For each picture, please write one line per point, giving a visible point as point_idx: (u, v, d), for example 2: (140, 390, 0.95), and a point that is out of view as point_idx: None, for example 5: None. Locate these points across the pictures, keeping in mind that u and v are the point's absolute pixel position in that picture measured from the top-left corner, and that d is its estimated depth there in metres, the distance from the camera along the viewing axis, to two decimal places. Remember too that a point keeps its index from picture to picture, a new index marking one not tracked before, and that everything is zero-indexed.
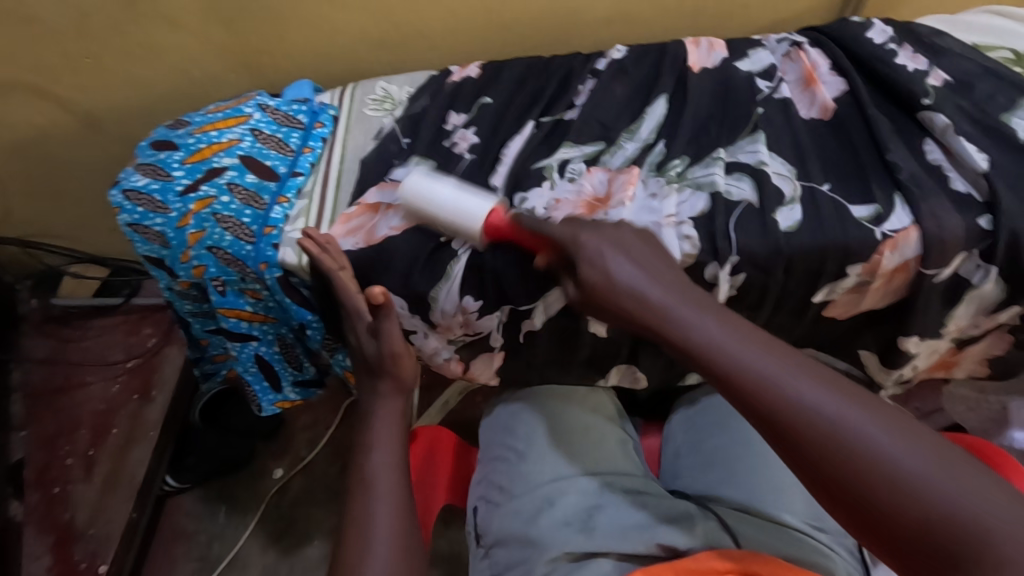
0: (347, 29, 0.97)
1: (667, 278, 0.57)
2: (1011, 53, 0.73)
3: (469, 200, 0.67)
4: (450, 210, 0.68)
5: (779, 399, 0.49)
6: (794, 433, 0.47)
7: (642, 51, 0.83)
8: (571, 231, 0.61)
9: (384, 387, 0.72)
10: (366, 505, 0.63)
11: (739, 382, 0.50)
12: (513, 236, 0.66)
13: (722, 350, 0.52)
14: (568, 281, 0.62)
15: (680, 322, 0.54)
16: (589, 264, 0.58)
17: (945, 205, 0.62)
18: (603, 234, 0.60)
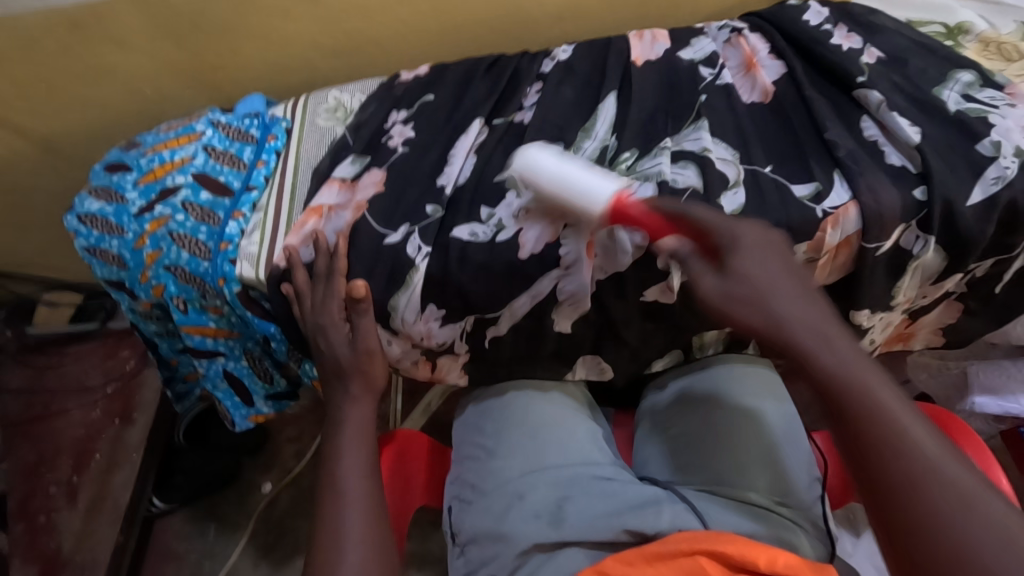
0: (298, 41, 0.97)
1: (791, 283, 0.53)
2: (943, 26, 0.75)
3: (593, 181, 0.63)
4: (582, 185, 0.63)
5: (903, 449, 0.47)
6: (906, 493, 0.46)
7: (588, 47, 0.84)
8: (733, 228, 0.56)
9: (353, 390, 0.72)
10: (336, 511, 0.64)
11: (867, 427, 0.48)
12: (636, 219, 0.61)
13: (848, 377, 0.50)
14: (706, 267, 0.56)
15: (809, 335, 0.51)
16: (747, 261, 0.54)
17: (881, 179, 0.64)
18: (760, 233, 0.56)
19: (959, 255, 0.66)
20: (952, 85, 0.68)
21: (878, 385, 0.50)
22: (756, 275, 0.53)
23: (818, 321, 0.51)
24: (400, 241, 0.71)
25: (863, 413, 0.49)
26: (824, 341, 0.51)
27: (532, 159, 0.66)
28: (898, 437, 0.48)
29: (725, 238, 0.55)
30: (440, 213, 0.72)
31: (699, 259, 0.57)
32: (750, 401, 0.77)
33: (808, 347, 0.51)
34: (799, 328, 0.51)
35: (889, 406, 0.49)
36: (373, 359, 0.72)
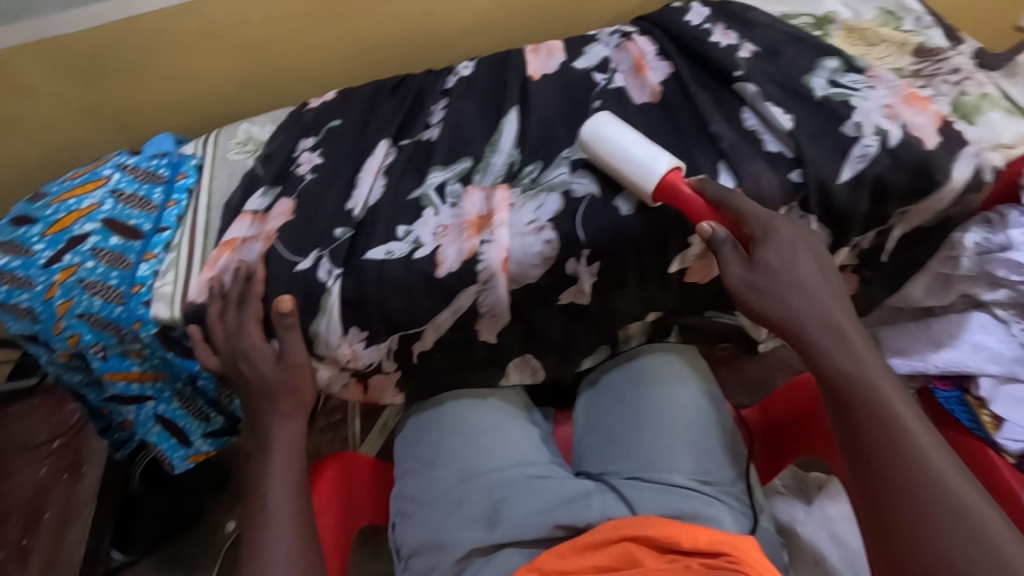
0: (206, 76, 0.96)
1: (816, 276, 0.62)
2: (812, 18, 0.80)
3: (652, 155, 0.67)
4: (635, 158, 0.67)
5: (888, 426, 0.55)
6: (881, 453, 0.55)
7: (488, 62, 0.86)
8: (767, 220, 0.64)
9: (284, 407, 0.72)
10: (262, 537, 0.64)
11: (859, 404, 0.57)
12: (681, 197, 0.66)
13: (845, 366, 0.58)
14: (738, 257, 0.63)
15: (826, 333, 0.60)
16: (773, 249, 0.63)
17: (761, 166, 0.68)
18: (795, 232, 0.64)
19: (840, 230, 0.70)
20: (820, 72, 0.72)
21: (891, 386, 0.57)
22: (786, 262, 0.62)
23: (830, 319, 0.60)
24: (311, 266, 0.72)
25: (860, 405, 0.57)
26: (834, 336, 0.60)
27: (607, 129, 0.70)
28: (896, 429, 0.55)
29: (757, 227, 0.64)
30: (350, 235, 0.73)
31: (732, 245, 0.64)
32: (672, 386, 0.81)
33: (818, 336, 0.60)
34: (855, 337, 0.60)
35: (893, 402, 0.56)
36: (303, 376, 0.73)
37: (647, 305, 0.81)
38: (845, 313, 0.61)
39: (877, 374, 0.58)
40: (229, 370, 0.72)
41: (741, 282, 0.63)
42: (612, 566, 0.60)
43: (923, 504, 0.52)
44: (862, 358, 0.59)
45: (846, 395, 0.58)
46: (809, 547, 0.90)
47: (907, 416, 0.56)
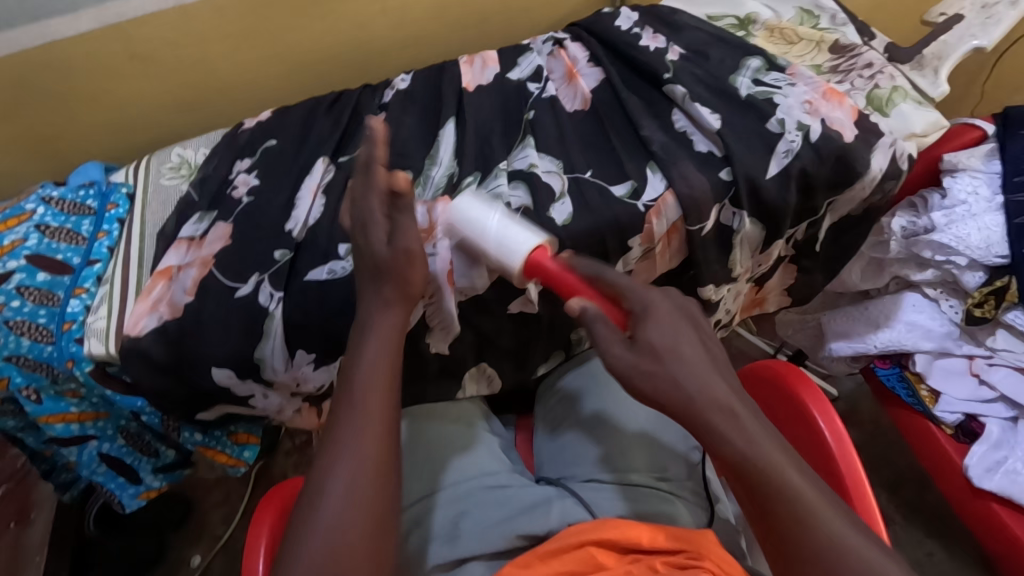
0: (136, 100, 0.93)
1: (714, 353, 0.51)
2: (735, 19, 0.83)
3: (514, 230, 0.63)
4: (495, 235, 0.63)
5: (799, 514, 0.46)
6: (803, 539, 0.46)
7: (424, 75, 0.86)
8: (648, 295, 0.52)
9: (388, 294, 0.59)
10: (344, 419, 0.54)
11: (767, 494, 0.47)
12: (551, 272, 0.60)
13: (745, 452, 0.48)
14: (608, 331, 0.51)
15: (727, 412, 0.48)
16: (658, 328, 0.50)
17: (691, 166, 0.70)
18: (678, 305, 0.52)
19: (772, 223, 0.73)
20: (744, 72, 0.75)
21: (825, 506, 0.47)
22: (679, 344, 0.50)
23: (722, 395, 0.49)
24: (252, 291, 0.70)
25: (795, 534, 0.46)
26: (728, 418, 0.48)
27: (466, 205, 0.67)
28: (852, 564, 0.45)
29: (638, 305, 0.52)
30: (289, 256, 0.71)
31: (607, 321, 0.52)
32: (622, 386, 0.82)
33: (713, 420, 0.48)
34: (767, 446, 0.48)
35: (831, 529, 0.46)
36: (412, 282, 0.59)
37: None
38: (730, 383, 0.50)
39: (803, 488, 0.47)
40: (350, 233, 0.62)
41: (633, 373, 0.49)
42: (575, 571, 0.59)
43: None
44: (774, 457, 0.48)
45: (774, 517, 0.47)
46: None
47: (855, 542, 0.46)
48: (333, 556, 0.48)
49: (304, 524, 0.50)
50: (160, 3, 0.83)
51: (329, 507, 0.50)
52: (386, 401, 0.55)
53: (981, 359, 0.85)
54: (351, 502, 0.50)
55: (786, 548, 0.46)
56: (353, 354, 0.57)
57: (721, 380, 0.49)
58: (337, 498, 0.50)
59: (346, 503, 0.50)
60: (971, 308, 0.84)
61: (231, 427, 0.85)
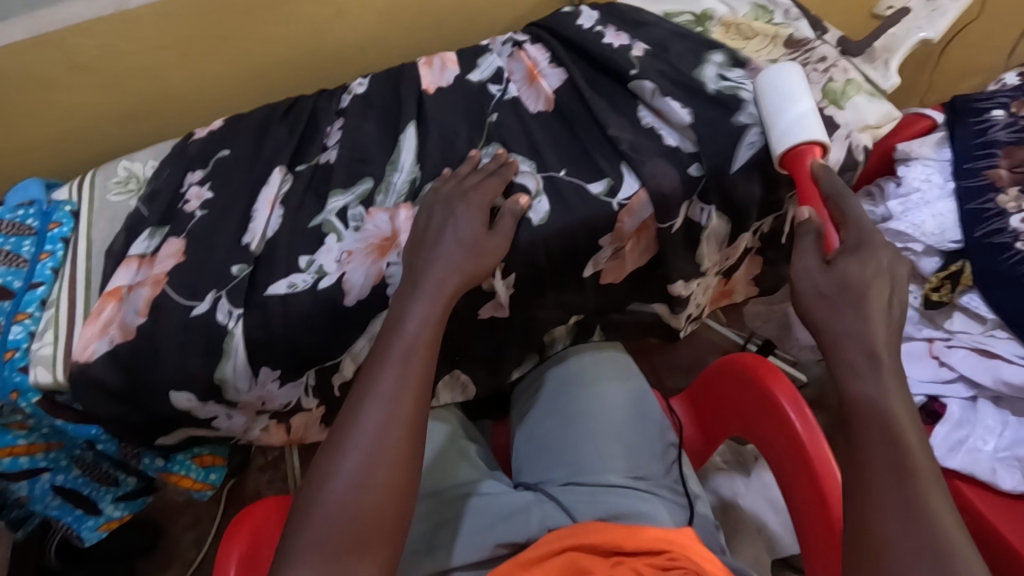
0: (76, 112, 0.88)
1: (872, 312, 0.53)
2: (692, 16, 0.84)
3: (796, 127, 0.67)
4: (789, 114, 0.68)
5: (894, 475, 0.46)
6: (885, 498, 0.46)
7: (383, 78, 0.84)
8: (865, 237, 0.58)
9: (462, 264, 0.63)
10: (380, 363, 0.57)
11: (870, 443, 0.48)
12: (801, 171, 0.67)
13: (881, 402, 0.49)
14: (813, 245, 0.58)
15: (865, 351, 0.51)
16: (856, 260, 0.56)
17: (662, 162, 0.71)
18: (889, 254, 0.57)
19: (739, 216, 0.75)
20: (708, 67, 0.75)
21: (933, 485, 0.46)
22: (867, 281, 0.54)
23: (869, 340, 0.52)
24: (209, 309, 0.67)
25: (885, 483, 0.46)
26: (871, 365, 0.51)
27: (781, 79, 0.69)
28: (926, 529, 0.44)
29: (854, 238, 0.59)
30: (248, 271, 0.69)
31: (814, 237, 0.59)
32: (599, 386, 0.82)
33: (856, 360, 0.51)
34: (898, 403, 0.49)
35: (929, 503, 0.45)
36: (485, 259, 0.64)
37: (568, 310, 0.82)
38: (889, 339, 0.52)
39: (914, 446, 0.47)
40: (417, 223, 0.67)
41: (823, 290, 0.56)
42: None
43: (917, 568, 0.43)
44: (899, 414, 0.49)
45: (869, 461, 0.47)
46: (749, 516, 0.93)
47: (945, 520, 0.44)
48: (356, 503, 0.51)
49: (328, 474, 0.52)
50: (99, 10, 0.79)
51: (353, 460, 0.52)
52: (424, 367, 0.57)
53: (940, 340, 0.87)
54: (379, 459, 0.53)
55: (863, 489, 0.47)
56: (400, 315, 0.60)
57: (884, 334, 0.52)
58: (362, 452, 0.53)
59: (378, 452, 0.53)
60: (929, 293, 0.86)
61: (194, 450, 0.81)
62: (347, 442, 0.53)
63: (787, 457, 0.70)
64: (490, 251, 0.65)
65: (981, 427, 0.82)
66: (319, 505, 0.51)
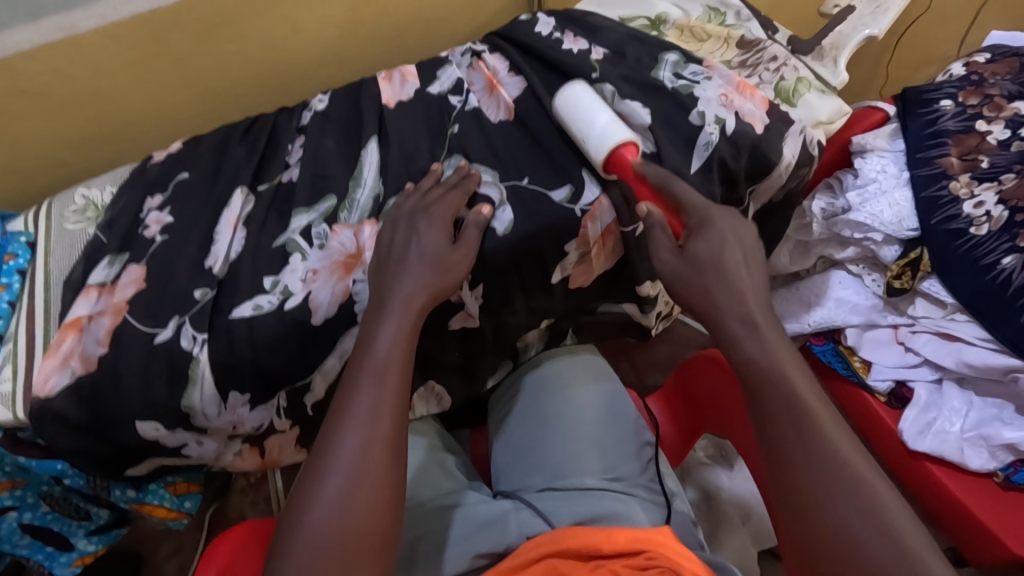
0: (30, 139, 0.86)
1: (753, 269, 0.62)
2: (647, 20, 0.85)
3: (607, 126, 0.69)
4: (588, 129, 0.70)
5: (807, 433, 0.52)
6: (791, 456, 0.52)
7: (342, 94, 0.84)
8: (705, 212, 0.65)
9: (426, 279, 0.63)
10: (353, 384, 0.57)
11: (773, 406, 0.54)
12: (629, 174, 0.69)
13: (771, 366, 0.56)
14: (660, 233, 0.65)
15: (736, 333, 0.58)
16: (703, 241, 0.63)
17: (624, 168, 0.72)
18: (732, 223, 0.64)
19: None
20: (664, 67, 0.77)
21: (832, 425, 0.53)
22: (718, 256, 0.62)
23: (741, 310, 0.59)
24: (173, 336, 0.66)
25: (793, 440, 0.52)
26: (749, 332, 0.58)
27: (578, 96, 0.72)
28: (840, 472, 0.50)
29: (695, 218, 0.65)
30: (211, 295, 0.68)
31: (662, 231, 0.65)
32: (573, 391, 0.82)
33: (735, 332, 0.58)
34: (790, 365, 0.56)
35: (831, 440, 0.52)
36: (451, 273, 0.65)
37: (538, 316, 0.83)
38: (757, 304, 0.60)
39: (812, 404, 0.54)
40: (381, 242, 0.67)
41: (671, 275, 0.63)
42: None
43: (835, 504, 0.50)
44: (783, 368, 0.56)
45: (775, 426, 0.54)
46: (734, 509, 0.94)
47: (850, 453, 0.51)
48: (340, 529, 0.50)
49: (310, 500, 0.52)
50: (47, 35, 0.77)
51: (333, 487, 0.52)
52: (399, 387, 0.57)
53: (905, 327, 0.90)
54: (359, 480, 0.52)
55: (779, 448, 0.53)
56: (371, 334, 0.60)
57: (754, 301, 0.60)
58: (344, 477, 0.52)
59: (355, 475, 0.52)
60: (891, 280, 0.89)
61: (168, 478, 0.80)
62: (327, 467, 0.53)
63: (761, 451, 0.70)
64: (456, 263, 0.65)
65: (949, 408, 0.84)
66: (302, 535, 0.50)
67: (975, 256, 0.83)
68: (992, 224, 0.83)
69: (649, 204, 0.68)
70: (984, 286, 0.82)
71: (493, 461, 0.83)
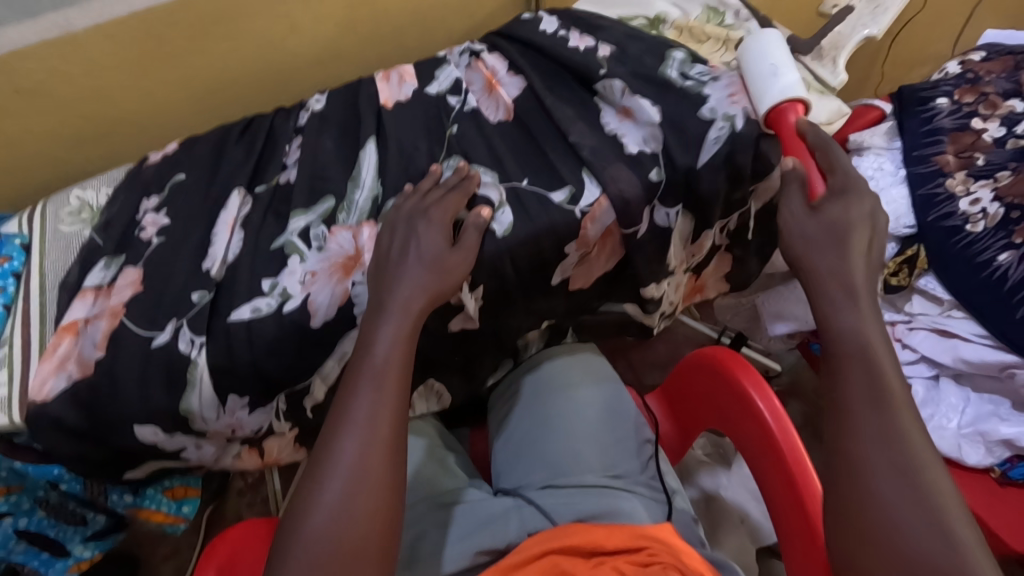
0: (22, 139, 0.85)
1: (839, 253, 0.57)
2: (645, 20, 0.86)
3: (786, 80, 0.71)
4: (771, 71, 0.72)
5: (881, 409, 0.49)
6: (854, 426, 0.49)
7: (340, 94, 0.83)
8: (846, 188, 0.62)
9: (425, 281, 0.63)
10: (352, 387, 0.56)
11: (851, 371, 0.51)
12: (784, 128, 0.70)
13: (869, 339, 0.52)
14: (791, 187, 0.63)
15: (830, 294, 0.55)
16: (838, 205, 0.60)
17: (621, 168, 0.71)
18: (849, 217, 0.59)
19: (702, 213, 0.77)
20: (672, 64, 0.76)
21: (906, 413, 0.49)
22: (849, 224, 0.59)
23: (840, 276, 0.56)
24: (170, 338, 0.65)
25: (863, 409, 0.49)
26: (838, 304, 0.54)
27: (773, 44, 0.74)
28: (898, 455, 0.47)
29: (836, 186, 0.62)
30: (209, 297, 0.67)
31: (800, 186, 0.62)
32: (573, 391, 0.82)
33: (834, 296, 0.55)
34: (874, 330, 0.53)
35: (903, 423, 0.48)
36: (450, 274, 0.64)
37: (538, 316, 0.83)
38: (851, 282, 0.55)
39: (889, 374, 0.50)
40: (381, 244, 0.67)
41: (807, 233, 0.59)
42: None
43: (891, 481, 0.46)
44: (872, 340, 0.52)
45: (848, 391, 0.50)
46: (732, 507, 0.94)
47: (915, 435, 0.48)
48: (340, 533, 0.50)
49: (310, 504, 0.52)
50: (43, 34, 0.77)
51: (333, 491, 0.52)
52: (398, 389, 0.57)
53: (902, 324, 0.90)
54: (358, 483, 0.52)
55: (847, 416, 0.49)
56: (370, 336, 0.60)
57: (861, 269, 0.56)
58: (344, 481, 0.52)
59: (355, 479, 0.52)
60: (888, 278, 0.89)
61: (165, 482, 0.80)
62: (327, 470, 0.53)
63: (761, 450, 0.70)
64: (455, 265, 0.65)
65: (946, 404, 0.84)
66: (302, 539, 0.50)
67: (971, 253, 0.83)
68: (987, 221, 0.83)
69: (800, 159, 0.67)
70: (980, 284, 0.82)
71: (493, 461, 0.83)
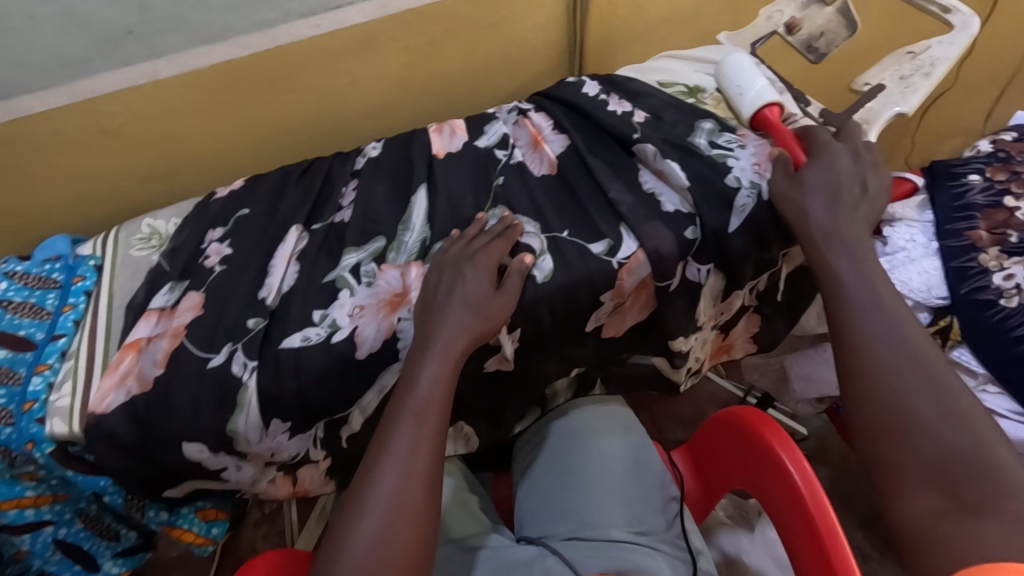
0: (107, 173, 0.93)
1: (838, 196, 0.71)
2: (684, 86, 0.91)
3: (759, 87, 0.83)
4: (740, 90, 0.85)
5: (878, 321, 0.61)
6: (861, 342, 0.61)
7: (394, 143, 0.90)
8: (825, 146, 0.76)
9: (468, 321, 0.66)
10: (394, 419, 0.59)
11: (851, 300, 0.64)
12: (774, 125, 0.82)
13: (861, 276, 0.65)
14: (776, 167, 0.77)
15: (822, 243, 0.69)
16: (819, 167, 0.74)
17: (659, 226, 0.75)
18: (847, 163, 0.74)
19: (732, 273, 0.79)
20: (700, 134, 0.81)
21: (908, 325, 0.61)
22: (840, 178, 0.73)
23: (835, 222, 0.70)
24: (224, 361, 0.69)
25: (867, 324, 0.62)
26: (847, 250, 0.67)
27: (741, 60, 0.87)
28: (897, 352, 0.59)
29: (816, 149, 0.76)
30: (263, 324, 0.71)
31: (786, 163, 0.76)
32: (599, 441, 0.83)
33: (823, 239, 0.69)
34: (881, 283, 0.65)
35: (903, 332, 0.60)
36: (492, 318, 0.67)
37: (569, 363, 0.85)
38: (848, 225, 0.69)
39: (887, 300, 0.63)
40: (427, 285, 0.70)
41: (786, 188, 0.74)
42: None
43: (897, 370, 0.58)
44: (866, 272, 0.66)
45: (850, 311, 0.63)
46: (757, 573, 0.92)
47: (916, 343, 0.60)
48: (377, 562, 0.52)
49: (350, 534, 0.54)
50: (134, 80, 0.85)
51: (372, 520, 0.54)
52: (439, 425, 0.59)
53: None
54: (396, 515, 0.54)
55: (851, 336, 0.62)
56: (414, 372, 0.63)
57: (848, 220, 0.70)
58: (382, 512, 0.54)
59: (392, 512, 0.54)
60: None
61: (199, 503, 0.82)
62: (367, 501, 0.55)
63: (786, 511, 0.70)
64: (496, 309, 0.68)
65: None
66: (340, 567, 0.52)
67: (1004, 328, 0.84)
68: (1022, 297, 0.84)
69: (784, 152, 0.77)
70: (1014, 358, 0.82)
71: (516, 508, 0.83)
